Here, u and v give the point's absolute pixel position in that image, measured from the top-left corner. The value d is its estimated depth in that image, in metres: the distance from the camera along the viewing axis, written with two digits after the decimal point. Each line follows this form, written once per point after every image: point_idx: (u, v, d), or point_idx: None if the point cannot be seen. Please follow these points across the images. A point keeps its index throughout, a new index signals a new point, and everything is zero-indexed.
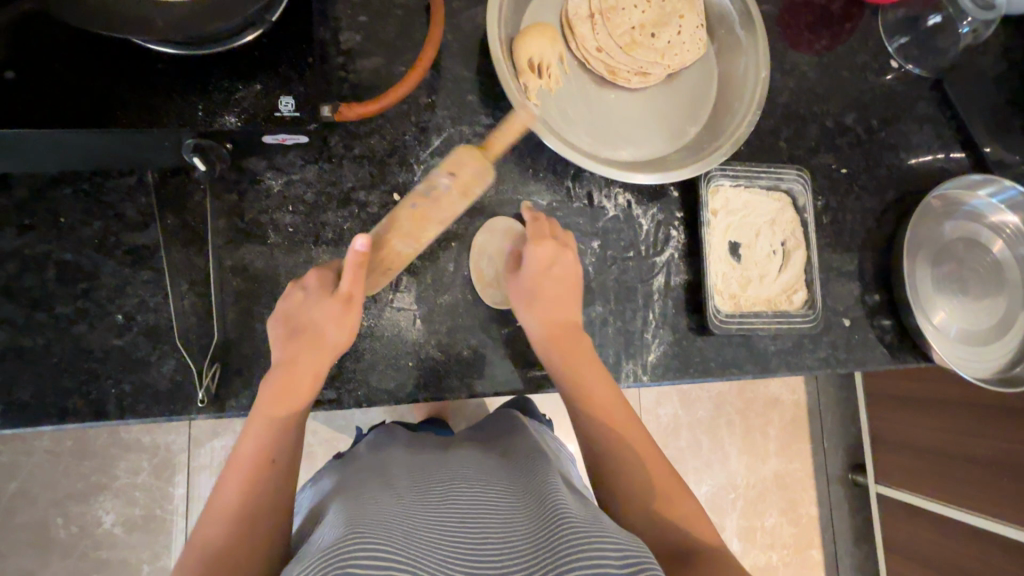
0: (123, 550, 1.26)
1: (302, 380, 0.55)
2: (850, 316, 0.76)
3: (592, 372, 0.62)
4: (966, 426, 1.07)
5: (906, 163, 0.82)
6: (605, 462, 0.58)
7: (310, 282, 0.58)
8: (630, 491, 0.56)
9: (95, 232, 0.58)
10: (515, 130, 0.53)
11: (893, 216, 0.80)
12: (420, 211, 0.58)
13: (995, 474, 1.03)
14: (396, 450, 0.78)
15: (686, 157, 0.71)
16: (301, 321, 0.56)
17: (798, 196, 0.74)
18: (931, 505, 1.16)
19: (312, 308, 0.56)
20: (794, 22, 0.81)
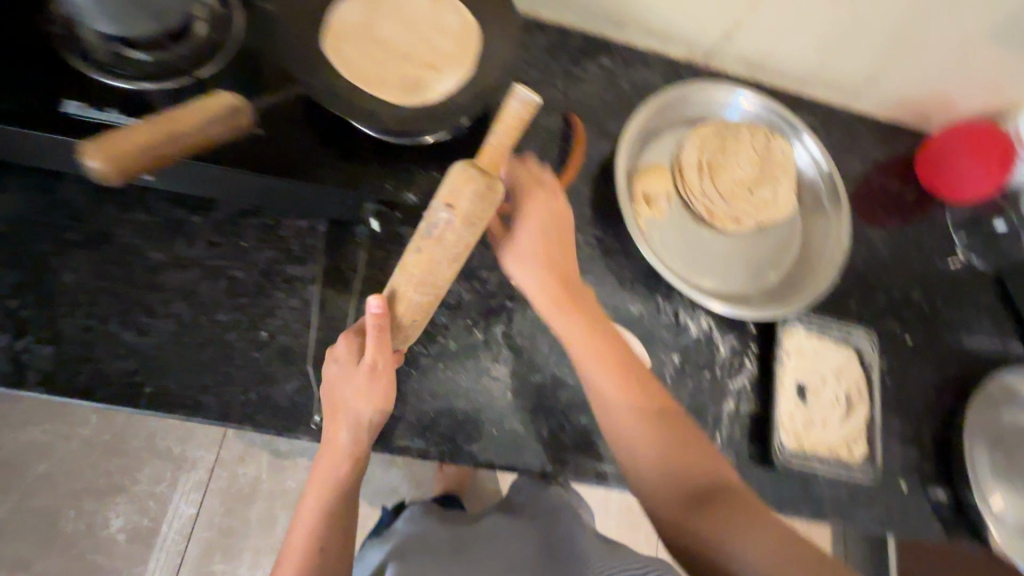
0: (120, 559, 1.24)
1: (341, 461, 0.59)
2: (906, 480, 0.78)
3: (623, 378, 0.60)
4: None
5: (967, 344, 0.88)
6: (656, 466, 0.57)
7: (337, 353, 0.58)
8: (694, 515, 0.54)
9: (266, 259, 0.68)
10: (509, 129, 0.52)
11: (953, 392, 0.84)
12: (437, 249, 0.51)
13: None
14: (434, 526, 0.80)
15: (767, 300, 0.80)
16: (332, 400, 0.58)
17: (864, 353, 0.80)
18: None
19: (337, 386, 0.58)
20: (871, 201, 0.92)
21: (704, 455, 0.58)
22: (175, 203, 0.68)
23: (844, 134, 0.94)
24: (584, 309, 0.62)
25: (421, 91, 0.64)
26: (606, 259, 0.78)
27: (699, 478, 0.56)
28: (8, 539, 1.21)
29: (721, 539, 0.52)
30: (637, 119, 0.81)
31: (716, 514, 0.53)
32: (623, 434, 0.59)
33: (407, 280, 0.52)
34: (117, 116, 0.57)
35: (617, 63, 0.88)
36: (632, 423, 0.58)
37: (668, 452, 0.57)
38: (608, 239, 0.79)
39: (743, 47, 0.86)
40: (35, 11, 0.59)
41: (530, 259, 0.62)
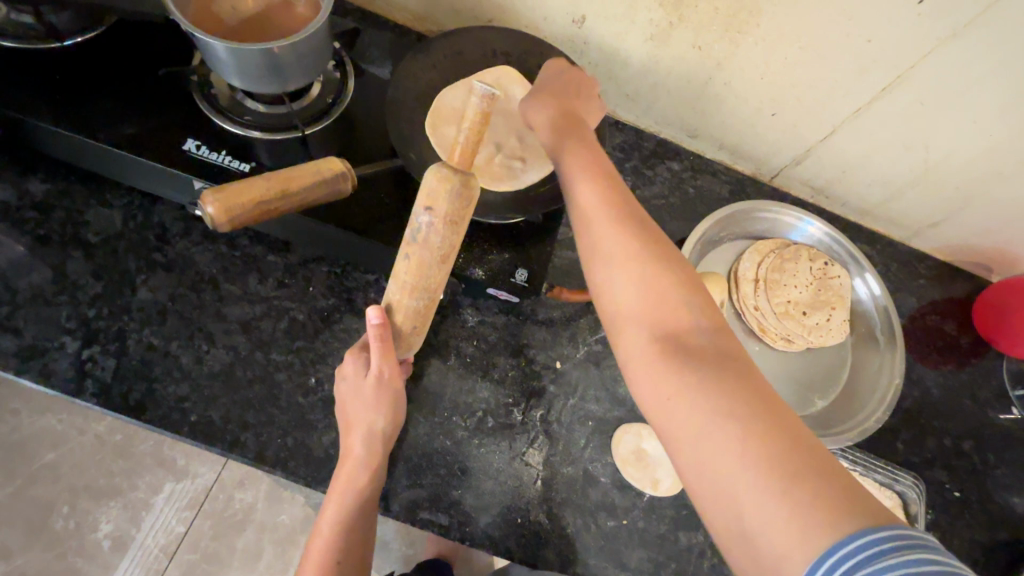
0: (100, 566, 1.21)
1: (358, 474, 0.56)
2: None
3: (659, 296, 0.47)
4: None
5: (1020, 507, 0.83)
6: (683, 394, 0.43)
7: (347, 369, 0.57)
8: (722, 434, 0.40)
9: (327, 305, 0.70)
10: (472, 128, 0.49)
11: (1003, 559, 0.79)
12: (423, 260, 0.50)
13: None
14: None
15: (813, 428, 0.77)
16: (347, 413, 0.58)
17: (910, 501, 0.77)
18: None
19: (351, 399, 0.57)
20: (925, 340, 0.91)
21: (771, 402, 0.41)
22: (255, 239, 0.72)
23: (902, 269, 0.95)
24: (614, 196, 0.52)
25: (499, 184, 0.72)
26: None
27: (744, 402, 0.41)
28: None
29: (748, 470, 0.38)
30: (700, 229, 0.83)
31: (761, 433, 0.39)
32: (642, 339, 0.46)
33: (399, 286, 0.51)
34: (227, 159, 0.62)
35: (686, 169, 0.91)
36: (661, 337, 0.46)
37: (711, 381, 0.42)
38: None
39: (810, 173, 0.88)
40: (180, 58, 0.66)
41: (578, 178, 0.54)
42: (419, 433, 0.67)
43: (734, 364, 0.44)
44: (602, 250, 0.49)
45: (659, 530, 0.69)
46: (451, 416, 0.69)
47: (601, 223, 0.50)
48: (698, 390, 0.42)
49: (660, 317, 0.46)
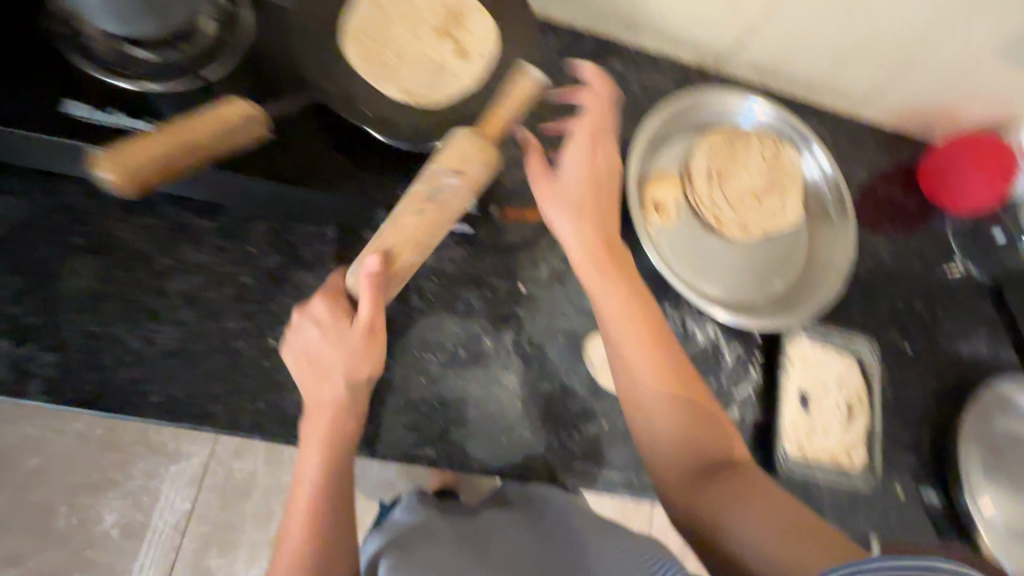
0: (114, 554, 1.22)
1: (341, 414, 0.53)
2: (903, 486, 0.80)
3: (651, 359, 0.60)
4: None
5: (965, 352, 0.89)
6: (650, 436, 0.60)
7: (318, 313, 0.53)
8: (726, 470, 0.58)
9: (273, 264, 0.67)
10: (521, 101, 0.57)
11: (951, 399, 0.86)
12: (401, 221, 0.52)
13: None
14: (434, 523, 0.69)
15: (774, 309, 0.80)
16: (312, 355, 0.53)
17: (867, 363, 0.82)
18: None
19: (318, 347, 0.53)
20: (875, 210, 0.93)
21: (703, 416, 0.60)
22: (181, 206, 0.66)
23: (850, 142, 0.95)
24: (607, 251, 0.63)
25: (449, 77, 0.66)
26: None
27: (692, 459, 0.59)
28: None
29: (681, 461, 0.59)
30: (649, 128, 0.81)
31: (725, 472, 0.58)
32: (637, 401, 0.60)
33: (380, 238, 0.51)
34: (123, 118, 0.55)
35: (628, 67, 0.87)
36: (647, 399, 0.59)
37: (688, 427, 0.59)
38: None
39: (755, 53, 0.85)
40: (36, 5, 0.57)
41: (556, 214, 0.63)
42: (393, 376, 0.67)
43: (705, 418, 0.60)
44: (599, 308, 0.62)
45: None
46: (423, 355, 0.69)
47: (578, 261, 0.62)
48: (672, 434, 0.59)
49: (656, 394, 0.59)
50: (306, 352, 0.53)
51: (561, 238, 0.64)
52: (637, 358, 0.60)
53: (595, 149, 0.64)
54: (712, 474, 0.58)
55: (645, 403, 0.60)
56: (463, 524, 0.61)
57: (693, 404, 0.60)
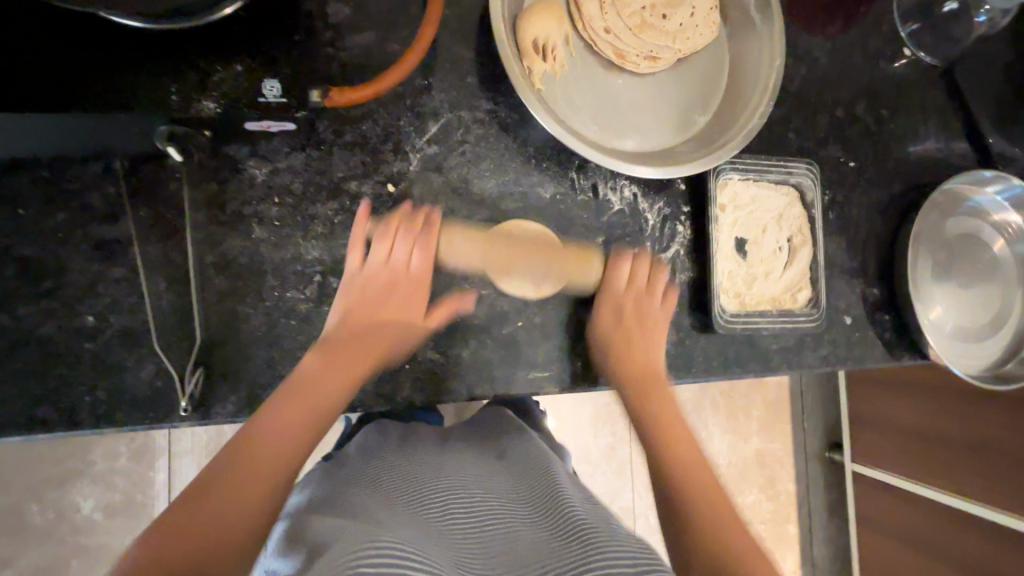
0: None
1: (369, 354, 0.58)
2: (852, 314, 0.75)
3: (649, 349, 0.66)
4: (953, 410, 1.17)
5: (913, 155, 0.80)
6: (676, 494, 0.56)
7: (406, 254, 0.61)
8: (713, 516, 0.53)
9: (60, 223, 0.53)
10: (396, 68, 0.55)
11: (899, 211, 0.79)
12: (403, 257, 0.61)
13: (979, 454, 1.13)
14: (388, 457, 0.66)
15: (696, 149, 0.67)
16: (385, 282, 0.61)
17: (806, 190, 0.72)
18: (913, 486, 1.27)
19: (392, 277, 0.62)
20: (806, 5, 0.77)
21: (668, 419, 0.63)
22: None
23: None
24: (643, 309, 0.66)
25: None
26: (502, 136, 0.64)
27: (706, 498, 0.55)
28: None
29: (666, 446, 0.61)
30: None
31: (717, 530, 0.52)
32: (649, 412, 0.63)
33: (398, 236, 0.61)
34: None
35: None
36: (633, 382, 0.64)
37: (676, 453, 0.60)
38: (501, 112, 0.64)
39: None
40: None
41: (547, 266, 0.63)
42: (255, 326, 0.56)
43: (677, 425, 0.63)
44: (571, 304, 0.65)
45: (558, 317, 0.64)
46: (285, 294, 0.57)
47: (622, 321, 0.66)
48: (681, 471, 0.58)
49: (649, 370, 0.65)
50: (381, 275, 0.61)
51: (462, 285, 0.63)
52: (651, 409, 0.63)
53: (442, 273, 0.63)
54: (707, 518, 0.53)
55: (660, 420, 0.63)
56: (414, 466, 0.64)
57: (695, 487, 0.56)
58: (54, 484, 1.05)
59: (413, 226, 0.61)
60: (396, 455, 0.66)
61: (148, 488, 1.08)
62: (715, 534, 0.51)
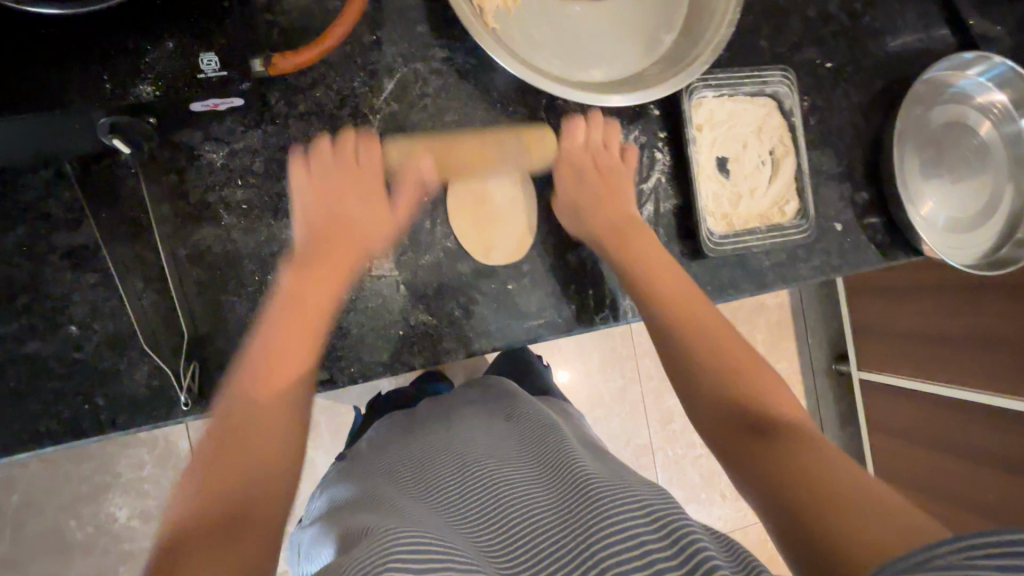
0: None
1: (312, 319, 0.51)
2: (841, 221, 0.74)
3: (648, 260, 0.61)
4: (951, 303, 1.19)
5: (893, 47, 0.77)
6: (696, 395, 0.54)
7: (346, 151, 0.57)
8: (721, 362, 0.54)
9: (22, 238, 0.52)
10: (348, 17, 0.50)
11: (882, 108, 0.76)
12: (345, 160, 0.57)
13: (988, 346, 1.14)
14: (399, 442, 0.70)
15: (664, 71, 0.65)
16: (336, 212, 0.56)
17: (783, 98, 0.70)
18: (921, 384, 1.30)
19: (325, 172, 0.56)
20: None
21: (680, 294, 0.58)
22: None
23: None
24: (613, 192, 0.64)
25: None
26: (463, 85, 0.61)
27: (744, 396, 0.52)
28: None
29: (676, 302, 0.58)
30: None
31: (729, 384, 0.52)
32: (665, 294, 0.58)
33: (326, 168, 0.56)
34: None
35: None
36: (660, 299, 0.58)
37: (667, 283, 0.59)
38: (458, 59, 0.61)
39: None
40: None
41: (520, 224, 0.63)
42: (241, 314, 0.56)
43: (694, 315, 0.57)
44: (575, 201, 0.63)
45: (546, 263, 0.64)
46: (266, 277, 0.56)
47: (591, 195, 0.64)
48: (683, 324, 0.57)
49: (621, 220, 0.63)
50: (318, 178, 0.56)
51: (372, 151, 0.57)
52: (639, 262, 0.60)
53: (354, 145, 0.57)
54: (712, 357, 0.54)
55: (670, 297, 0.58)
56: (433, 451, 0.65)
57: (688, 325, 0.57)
58: (88, 498, 1.08)
59: (343, 157, 0.57)
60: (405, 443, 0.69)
61: None
62: (742, 391, 0.52)
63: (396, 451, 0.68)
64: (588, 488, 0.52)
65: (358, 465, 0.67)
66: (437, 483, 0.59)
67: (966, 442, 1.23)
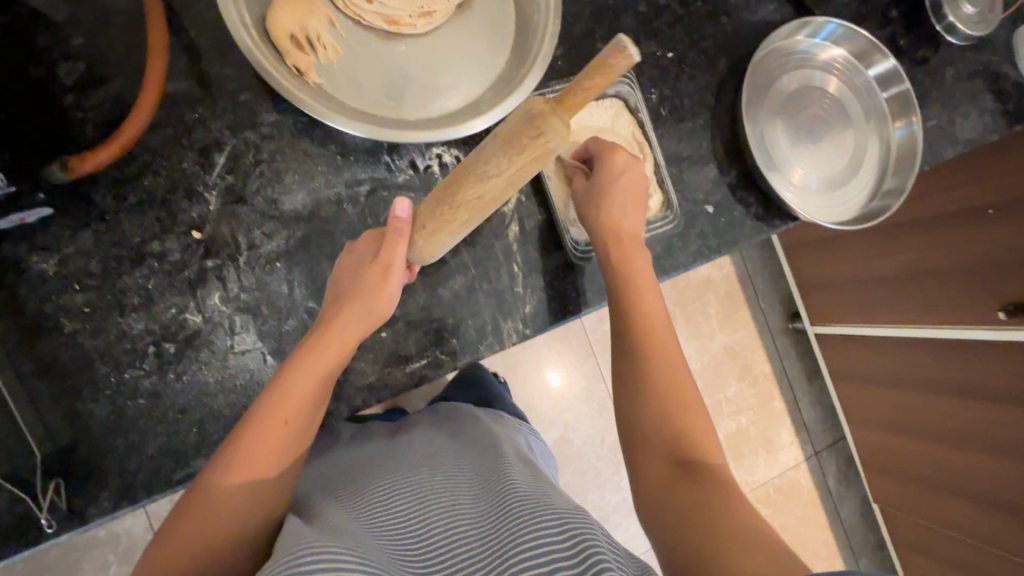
0: None
1: (313, 393, 0.51)
2: (712, 201, 0.75)
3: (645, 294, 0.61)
4: (881, 245, 1.23)
5: (731, 25, 0.78)
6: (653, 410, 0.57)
7: (359, 245, 0.57)
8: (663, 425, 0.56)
9: None
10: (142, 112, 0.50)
11: (733, 85, 0.78)
12: (356, 267, 0.55)
13: (918, 279, 1.16)
14: (358, 450, 0.78)
15: (499, 92, 0.65)
16: (336, 288, 0.55)
17: (628, 97, 0.71)
18: (865, 328, 1.34)
19: (350, 279, 0.55)
20: None
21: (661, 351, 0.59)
22: None
23: None
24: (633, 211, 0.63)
25: None
26: (299, 143, 0.61)
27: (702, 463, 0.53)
28: None
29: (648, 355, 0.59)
30: None
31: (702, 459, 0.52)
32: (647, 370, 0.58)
33: (356, 281, 0.54)
34: None
35: None
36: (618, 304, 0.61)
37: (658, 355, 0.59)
38: (287, 118, 0.61)
39: None
40: None
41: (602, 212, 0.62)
42: (102, 418, 0.54)
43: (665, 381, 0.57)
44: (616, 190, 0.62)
45: (420, 301, 0.64)
46: (123, 376, 0.55)
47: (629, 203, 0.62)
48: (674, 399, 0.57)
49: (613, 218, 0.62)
50: (337, 279, 0.56)
51: (438, 228, 0.52)
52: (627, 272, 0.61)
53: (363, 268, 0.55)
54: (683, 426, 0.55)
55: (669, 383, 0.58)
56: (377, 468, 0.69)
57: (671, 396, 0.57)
58: None
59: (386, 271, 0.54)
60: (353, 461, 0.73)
61: None
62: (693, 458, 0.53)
63: (344, 463, 0.74)
64: (514, 503, 0.57)
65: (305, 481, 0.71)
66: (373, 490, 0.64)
67: (909, 378, 1.25)
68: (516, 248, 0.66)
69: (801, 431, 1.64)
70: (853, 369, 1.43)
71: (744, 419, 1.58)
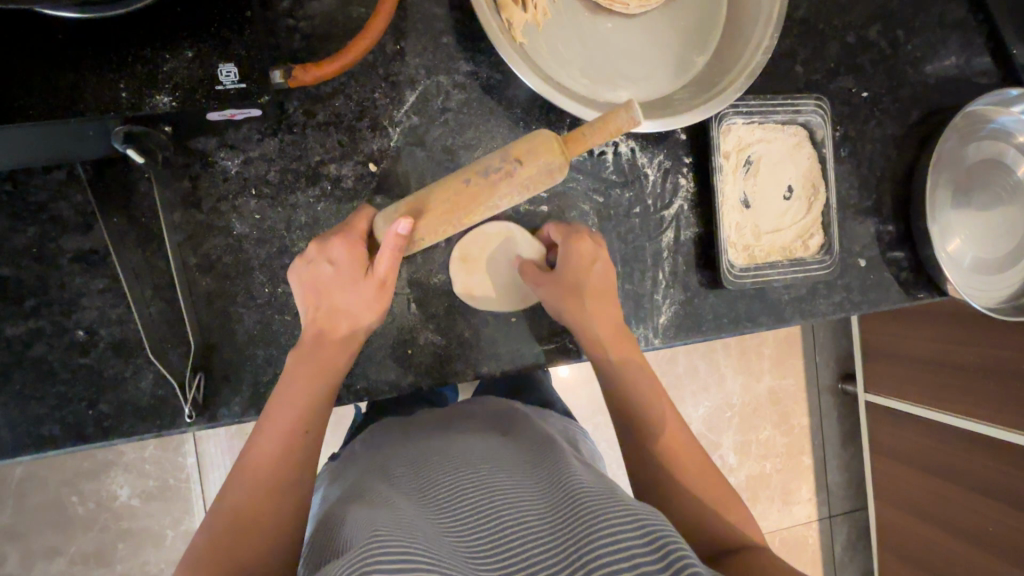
0: (143, 519, 1.09)
1: (309, 404, 0.51)
2: (865, 256, 0.72)
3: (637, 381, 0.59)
4: (959, 333, 1.11)
5: (931, 78, 0.74)
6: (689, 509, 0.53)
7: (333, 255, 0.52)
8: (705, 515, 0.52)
9: (32, 240, 0.51)
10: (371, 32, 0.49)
11: (917, 141, 0.74)
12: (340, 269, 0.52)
13: (997, 376, 1.06)
14: (396, 438, 0.67)
15: (696, 95, 0.62)
16: (325, 296, 0.52)
17: (816, 128, 0.67)
18: (916, 409, 1.22)
19: (332, 284, 0.52)
20: None
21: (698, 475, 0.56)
22: None
23: None
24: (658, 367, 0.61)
25: None
26: (487, 100, 0.60)
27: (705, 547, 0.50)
28: (23, 543, 1.05)
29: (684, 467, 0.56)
30: None
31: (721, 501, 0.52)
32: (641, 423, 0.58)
33: (329, 283, 0.52)
34: None
35: None
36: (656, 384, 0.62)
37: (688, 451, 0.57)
38: (482, 72, 0.59)
39: None
40: None
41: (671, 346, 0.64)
42: (250, 326, 0.55)
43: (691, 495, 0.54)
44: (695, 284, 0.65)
45: None
46: (277, 289, 0.55)
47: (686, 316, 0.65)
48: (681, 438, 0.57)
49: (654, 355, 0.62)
50: (317, 291, 0.52)
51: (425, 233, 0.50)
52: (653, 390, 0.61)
53: (339, 269, 0.52)
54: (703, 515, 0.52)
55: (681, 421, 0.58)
56: (422, 444, 0.63)
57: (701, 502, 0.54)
58: (89, 477, 1.08)
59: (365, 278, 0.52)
60: (403, 437, 0.66)
61: (179, 474, 1.10)
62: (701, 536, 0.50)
63: (388, 449, 0.64)
64: (582, 506, 0.46)
65: (343, 471, 0.64)
66: (428, 486, 0.54)
67: (955, 475, 1.17)
68: (666, 255, 0.65)
69: (821, 491, 1.60)
70: (894, 447, 1.31)
71: (771, 465, 1.55)
